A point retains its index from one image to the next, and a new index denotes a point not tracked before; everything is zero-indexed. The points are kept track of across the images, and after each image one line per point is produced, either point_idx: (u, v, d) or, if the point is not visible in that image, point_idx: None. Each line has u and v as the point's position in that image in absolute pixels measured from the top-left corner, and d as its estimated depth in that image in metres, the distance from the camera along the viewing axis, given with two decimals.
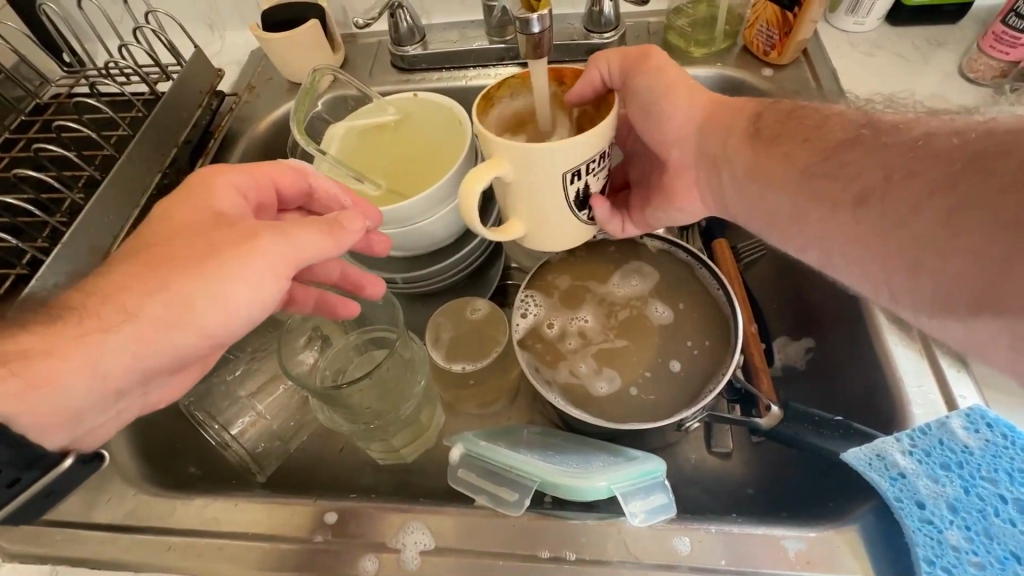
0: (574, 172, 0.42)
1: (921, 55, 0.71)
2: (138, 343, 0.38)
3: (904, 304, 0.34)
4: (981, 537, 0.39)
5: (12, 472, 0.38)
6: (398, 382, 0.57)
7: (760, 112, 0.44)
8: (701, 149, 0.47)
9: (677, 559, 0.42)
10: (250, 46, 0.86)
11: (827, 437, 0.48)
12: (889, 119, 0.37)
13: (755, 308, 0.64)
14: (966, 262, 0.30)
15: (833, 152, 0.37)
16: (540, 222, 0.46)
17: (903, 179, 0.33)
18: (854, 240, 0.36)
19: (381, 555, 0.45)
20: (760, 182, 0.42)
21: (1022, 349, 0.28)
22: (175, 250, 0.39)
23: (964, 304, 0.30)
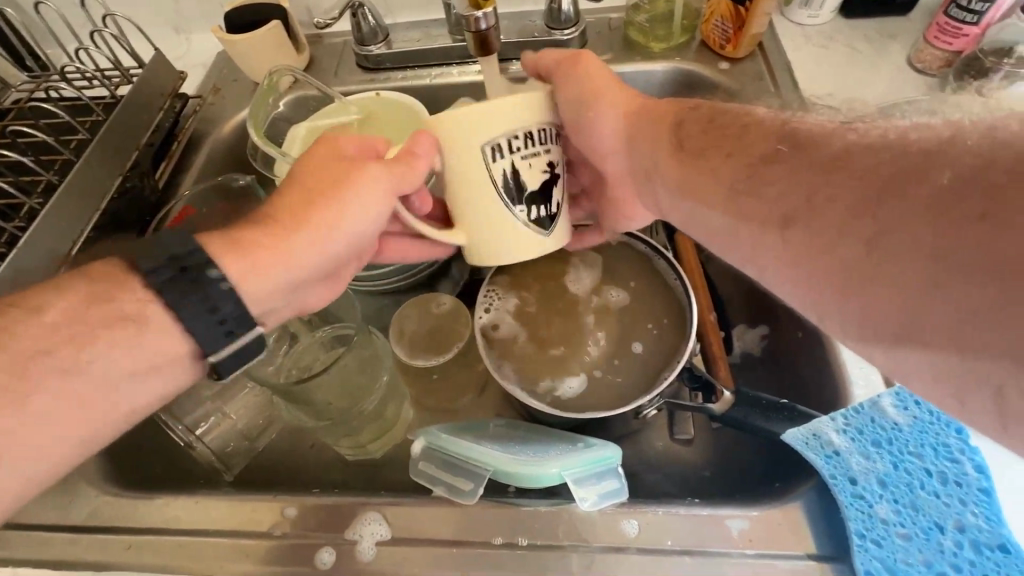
0: (495, 146, 0.42)
1: (873, 47, 0.73)
2: (302, 247, 0.44)
3: (838, 326, 0.34)
4: (907, 509, 0.40)
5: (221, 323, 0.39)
6: (361, 378, 0.59)
7: (680, 120, 0.45)
8: (633, 161, 0.50)
9: (625, 541, 0.44)
10: (215, 48, 0.86)
11: (771, 419, 0.49)
12: (806, 128, 0.37)
13: (714, 298, 0.65)
14: (892, 289, 0.30)
15: (752, 147, 0.39)
16: (477, 218, 0.45)
17: (824, 203, 0.33)
18: (788, 262, 0.36)
19: (338, 548, 0.46)
20: (691, 198, 0.43)
21: (941, 377, 0.29)
22: (309, 182, 0.46)
23: (893, 332, 0.30)
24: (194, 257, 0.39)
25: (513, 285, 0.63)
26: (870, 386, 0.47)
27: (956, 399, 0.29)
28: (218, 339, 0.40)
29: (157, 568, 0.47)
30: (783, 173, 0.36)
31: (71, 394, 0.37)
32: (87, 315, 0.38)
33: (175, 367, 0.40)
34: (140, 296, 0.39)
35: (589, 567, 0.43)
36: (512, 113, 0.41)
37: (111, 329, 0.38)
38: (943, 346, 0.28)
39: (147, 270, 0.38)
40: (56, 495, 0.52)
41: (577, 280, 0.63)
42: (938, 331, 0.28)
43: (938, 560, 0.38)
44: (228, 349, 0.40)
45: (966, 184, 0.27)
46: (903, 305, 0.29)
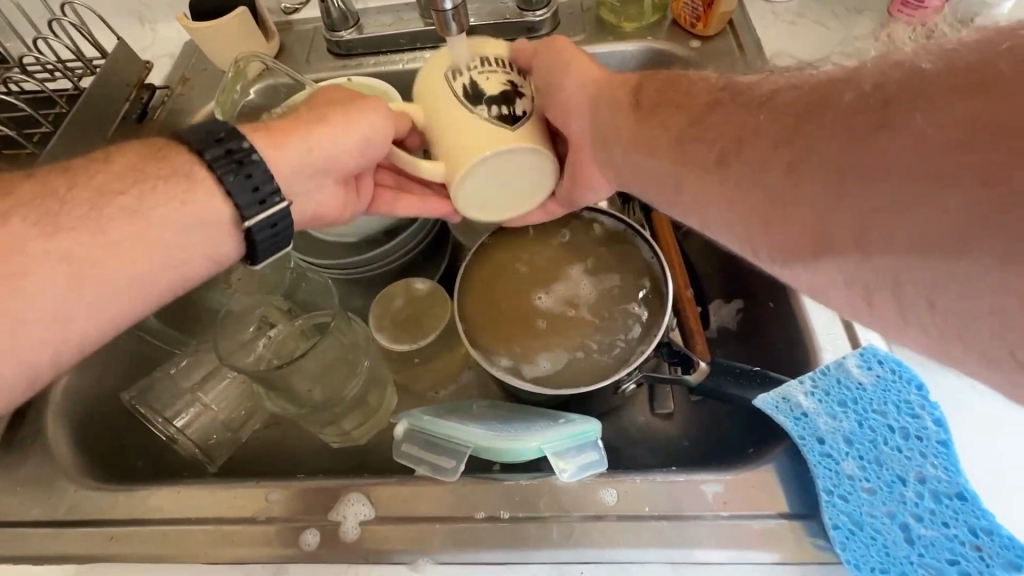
0: (453, 70, 0.45)
1: (841, 22, 0.74)
2: (303, 141, 0.47)
3: (765, 256, 0.35)
4: (872, 465, 0.42)
5: (258, 188, 0.44)
6: (341, 362, 0.59)
7: (641, 82, 0.46)
8: (596, 123, 0.48)
9: (604, 509, 0.45)
10: (181, 37, 0.84)
11: (744, 387, 0.51)
12: (743, 81, 0.39)
13: (692, 272, 0.67)
14: (809, 206, 0.30)
15: (693, 97, 0.41)
16: (448, 131, 0.45)
17: (750, 139, 0.34)
18: (719, 201, 0.37)
19: (322, 529, 0.46)
20: (642, 151, 0.43)
21: (853, 288, 0.30)
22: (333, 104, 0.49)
23: (812, 246, 0.31)
24: (235, 133, 0.44)
25: (489, 265, 0.64)
26: (838, 350, 0.48)
27: (864, 302, 0.30)
28: (254, 207, 0.44)
29: (141, 558, 0.47)
30: (723, 114, 0.37)
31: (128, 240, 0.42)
32: (150, 175, 0.43)
33: (215, 229, 0.44)
34: (190, 167, 0.44)
35: (570, 536, 0.44)
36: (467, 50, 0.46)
37: (168, 192, 0.43)
38: (849, 250, 0.29)
39: (194, 142, 0.44)
40: (34, 492, 0.51)
41: (557, 261, 0.64)
42: (847, 238, 0.29)
43: (901, 511, 0.40)
44: (260, 216, 0.44)
45: (864, 104, 0.28)
46: (817, 219, 0.30)
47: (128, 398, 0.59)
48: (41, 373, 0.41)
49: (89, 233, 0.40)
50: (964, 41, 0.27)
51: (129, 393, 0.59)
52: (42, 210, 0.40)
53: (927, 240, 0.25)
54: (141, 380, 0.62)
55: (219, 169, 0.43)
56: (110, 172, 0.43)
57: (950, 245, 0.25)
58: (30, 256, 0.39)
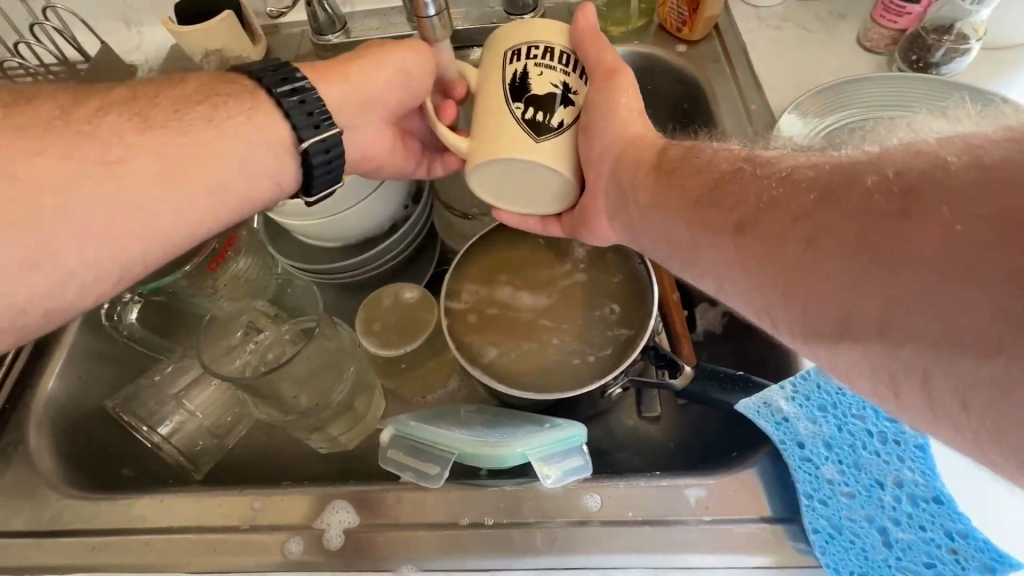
0: (515, 50, 0.45)
1: (825, 27, 0.74)
2: (343, 82, 0.48)
3: (784, 332, 0.34)
4: (851, 468, 0.43)
5: (314, 112, 0.44)
6: (325, 368, 0.59)
7: (667, 148, 0.46)
8: (614, 177, 0.47)
9: (589, 515, 0.45)
10: (166, 40, 0.83)
11: (727, 391, 0.51)
12: (764, 155, 0.39)
13: (679, 278, 0.67)
14: (828, 287, 0.30)
15: (714, 166, 0.41)
16: (487, 119, 0.46)
17: (769, 209, 0.34)
18: (733, 267, 0.36)
19: (306, 536, 0.46)
20: (658, 213, 0.43)
21: (877, 374, 0.29)
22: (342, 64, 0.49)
23: (833, 327, 0.30)
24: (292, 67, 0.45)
25: (475, 269, 0.64)
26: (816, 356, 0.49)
27: (888, 391, 0.29)
28: (309, 130, 0.44)
29: (123, 567, 0.47)
30: (742, 182, 0.37)
31: (204, 149, 0.40)
32: (221, 91, 0.43)
33: (277, 149, 0.43)
34: (252, 91, 0.44)
35: (554, 542, 0.44)
36: (536, 34, 0.46)
37: (239, 107, 0.42)
38: (872, 337, 0.28)
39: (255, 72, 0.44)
40: (17, 501, 0.51)
41: (544, 266, 0.64)
42: (872, 322, 0.28)
43: (879, 514, 0.40)
44: (315, 140, 0.44)
45: (887, 189, 0.29)
46: (837, 303, 0.29)
47: (112, 405, 0.59)
48: None
49: (174, 133, 0.39)
50: (994, 139, 0.27)
51: (114, 400, 0.59)
52: (134, 108, 0.40)
53: (954, 331, 0.25)
54: (125, 387, 0.62)
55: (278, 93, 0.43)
56: (189, 85, 0.43)
57: (984, 346, 0.24)
58: (118, 145, 0.37)
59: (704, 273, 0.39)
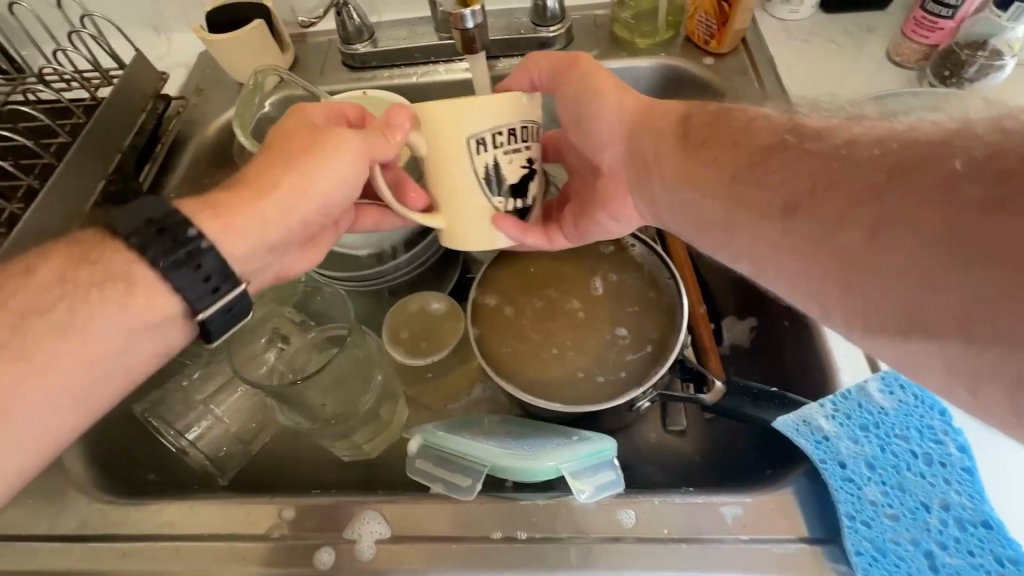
0: (478, 142, 0.42)
1: (853, 41, 0.74)
2: (256, 221, 0.44)
3: (839, 318, 0.35)
4: (895, 490, 0.42)
5: (207, 279, 0.40)
6: (353, 376, 0.59)
7: (689, 113, 0.46)
8: (631, 148, 0.48)
9: (622, 531, 0.44)
10: (195, 47, 0.84)
11: (762, 408, 0.51)
12: (813, 125, 0.38)
13: (705, 290, 0.66)
14: (899, 279, 0.30)
15: (753, 137, 0.40)
16: (463, 208, 0.46)
17: (828, 192, 0.33)
18: (782, 251, 0.36)
19: (338, 547, 0.46)
20: (690, 190, 0.43)
21: (949, 370, 0.29)
22: (292, 143, 0.46)
23: (900, 323, 0.31)
24: (173, 219, 0.40)
25: (503, 278, 0.64)
26: (855, 372, 0.49)
27: (962, 389, 0.30)
28: (206, 299, 0.41)
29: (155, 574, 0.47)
30: (786, 159, 0.36)
31: (72, 359, 0.38)
32: (79, 281, 0.39)
33: (166, 322, 0.41)
34: (130, 263, 0.40)
35: (588, 558, 0.43)
36: (492, 114, 0.42)
37: (106, 297, 0.39)
38: (951, 334, 0.28)
39: (127, 238, 0.39)
40: (46, 504, 0.51)
41: (572, 278, 0.64)
42: (948, 320, 0.28)
43: (924, 538, 0.40)
44: (213, 307, 0.41)
45: (978, 173, 0.28)
46: (907, 299, 0.30)
47: (140, 410, 0.59)
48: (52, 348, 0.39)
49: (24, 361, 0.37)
50: None
51: (142, 405, 0.59)
52: None
53: None
54: (153, 391, 0.62)
55: (163, 264, 0.39)
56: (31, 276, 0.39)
57: None
58: None
59: (744, 254, 0.40)
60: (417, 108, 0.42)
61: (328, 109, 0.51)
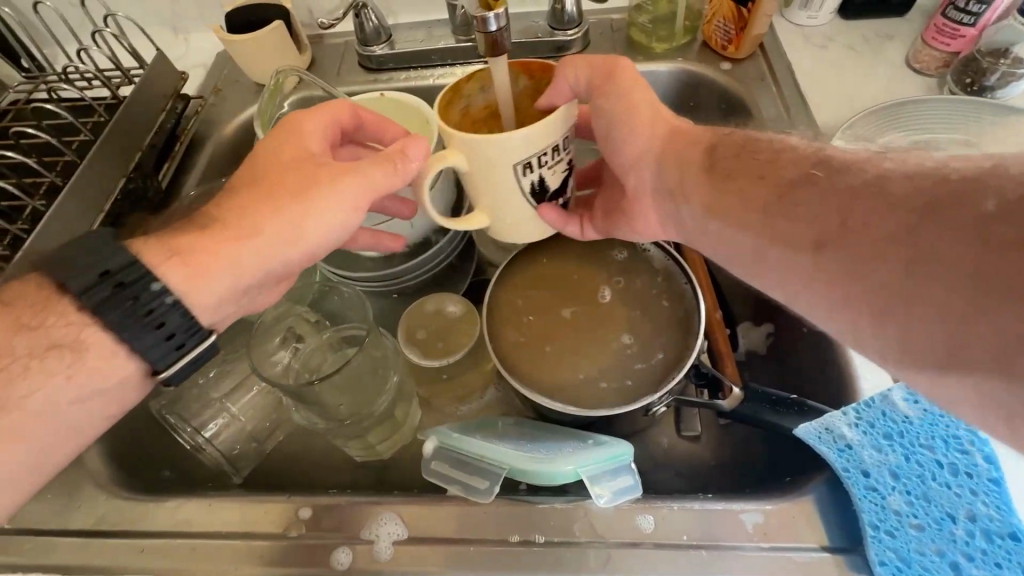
0: (526, 167, 0.45)
1: (872, 47, 0.74)
2: (230, 268, 0.42)
3: (874, 353, 0.34)
4: (920, 500, 0.42)
5: (172, 339, 0.41)
6: (370, 377, 0.58)
7: (715, 144, 0.45)
8: (658, 179, 0.48)
9: (641, 536, 0.44)
10: (213, 47, 0.85)
11: (781, 414, 0.51)
12: (841, 158, 0.38)
13: (721, 296, 0.66)
14: (937, 315, 0.30)
15: (780, 170, 0.39)
16: (509, 217, 0.49)
17: (858, 227, 0.33)
18: (813, 283, 0.36)
19: (355, 548, 0.46)
20: (717, 220, 0.43)
21: (990, 410, 0.29)
22: (283, 178, 0.44)
23: (936, 359, 0.30)
24: (132, 272, 0.39)
25: (519, 281, 0.64)
26: (877, 382, 0.48)
27: (1004, 427, 0.29)
28: (171, 357, 0.42)
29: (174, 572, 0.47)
30: (814, 193, 0.36)
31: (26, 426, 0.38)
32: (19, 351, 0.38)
33: (125, 380, 0.41)
34: (82, 327, 0.39)
35: (606, 563, 0.43)
36: (537, 142, 0.43)
37: (56, 366, 0.39)
38: (987, 370, 0.28)
39: (79, 296, 0.38)
40: (65, 499, 0.51)
41: (588, 281, 0.63)
42: (987, 358, 0.28)
43: (951, 549, 0.40)
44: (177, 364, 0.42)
45: (1006, 215, 0.28)
46: (943, 336, 0.30)
47: (157, 407, 0.59)
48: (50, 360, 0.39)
49: None
50: None
51: (159, 402, 0.59)
52: None
53: None
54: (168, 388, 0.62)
55: (123, 331, 0.39)
56: None
57: None
58: None
59: (774, 283, 0.40)
60: (459, 134, 0.43)
61: (324, 122, 0.49)
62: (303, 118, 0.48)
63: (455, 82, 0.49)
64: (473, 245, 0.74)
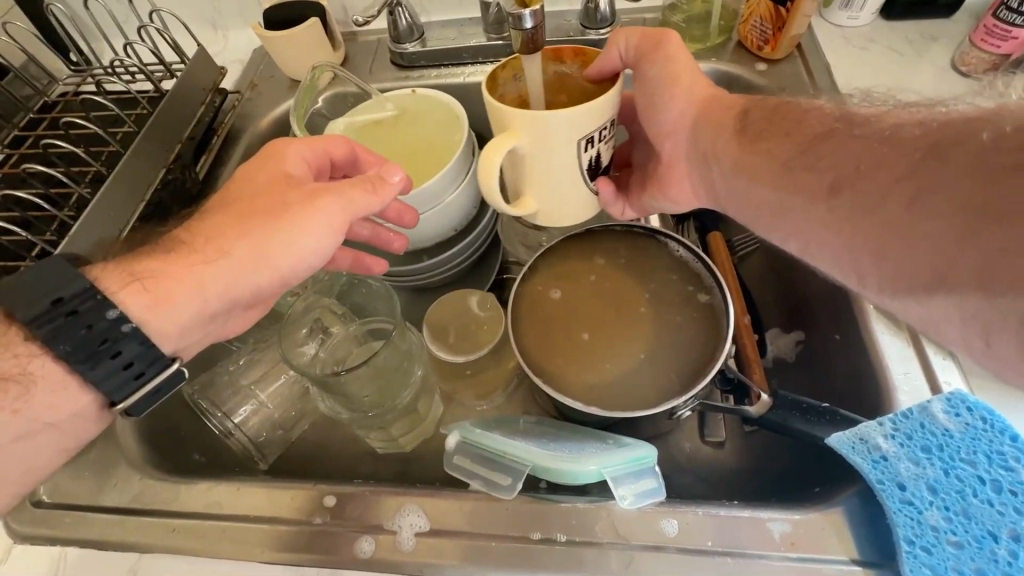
0: (586, 141, 0.46)
1: (915, 49, 0.72)
2: (194, 297, 0.43)
3: (873, 287, 0.36)
4: (959, 517, 0.41)
5: (133, 365, 0.41)
6: (395, 371, 0.59)
7: (748, 109, 0.47)
8: (693, 143, 0.50)
9: (664, 540, 0.44)
10: (250, 43, 0.87)
11: (811, 423, 0.49)
12: (863, 112, 0.40)
13: (749, 300, 0.65)
14: (925, 237, 0.32)
15: (806, 126, 0.41)
16: (554, 202, 0.50)
17: (870, 168, 0.35)
18: (825, 229, 0.38)
19: (378, 537, 0.46)
20: (743, 176, 0.45)
21: (967, 326, 0.30)
22: (261, 203, 0.45)
23: (927, 282, 0.32)
24: (86, 299, 0.39)
25: (542, 281, 0.63)
26: (914, 394, 0.46)
27: (979, 342, 0.30)
28: (129, 388, 0.42)
29: (201, 552, 0.48)
30: (836, 143, 0.38)
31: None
32: None
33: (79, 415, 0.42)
34: (30, 358, 0.40)
35: (629, 564, 0.43)
36: (601, 115, 0.44)
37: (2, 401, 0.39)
38: (969, 290, 0.30)
39: (29, 324, 0.38)
40: (101, 477, 0.53)
41: (614, 282, 0.63)
42: (970, 274, 0.29)
43: (990, 569, 0.38)
44: (134, 394, 0.42)
45: (1002, 145, 0.30)
46: (931, 259, 0.32)
47: (190, 392, 0.61)
48: (26, 387, 0.40)
49: None
50: None
51: (192, 387, 0.61)
52: None
53: None
54: (202, 373, 0.64)
55: (77, 361, 0.40)
56: None
57: None
58: None
59: (788, 235, 0.42)
60: (522, 113, 0.43)
61: (307, 151, 0.51)
62: (284, 148, 0.50)
63: (494, 69, 0.50)
64: (498, 241, 0.75)
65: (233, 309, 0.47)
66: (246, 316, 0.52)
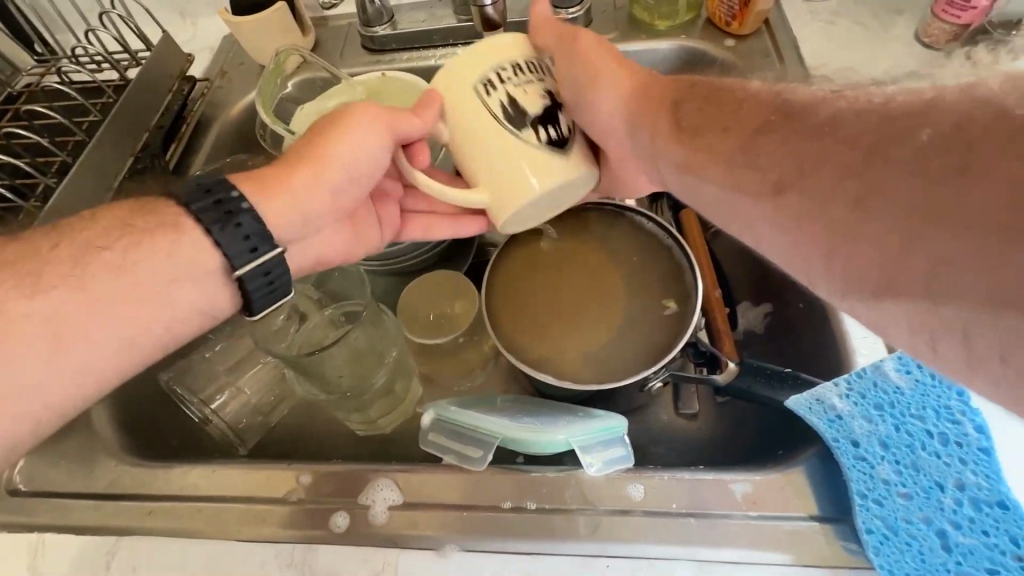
0: (485, 81, 0.43)
1: (881, 23, 0.73)
2: (287, 196, 0.47)
3: (824, 287, 0.36)
4: (909, 470, 0.42)
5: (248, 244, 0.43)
6: (371, 353, 0.59)
7: (679, 102, 0.47)
8: (635, 135, 0.49)
9: (631, 504, 0.45)
10: (219, 30, 0.86)
11: (775, 388, 0.51)
12: (799, 97, 0.40)
13: (720, 270, 0.66)
14: (878, 242, 0.32)
15: (745, 115, 0.41)
16: (490, 166, 0.44)
17: (814, 168, 0.35)
18: (773, 224, 0.38)
19: (352, 512, 0.47)
20: (692, 176, 0.44)
21: (919, 330, 0.31)
22: (322, 127, 0.49)
23: (874, 284, 0.33)
24: (224, 186, 0.44)
25: (515, 263, 0.64)
26: (871, 355, 0.49)
27: (927, 345, 0.31)
28: (246, 260, 0.43)
29: (180, 532, 0.48)
30: (780, 135, 0.38)
31: None
32: None
33: None
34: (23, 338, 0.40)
35: (595, 529, 0.44)
36: (489, 55, 0.44)
37: None
38: (916, 294, 0.30)
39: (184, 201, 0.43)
40: (78, 465, 0.53)
41: (586, 261, 0.64)
42: (915, 280, 0.30)
43: (937, 517, 0.40)
44: (251, 265, 0.43)
45: (944, 148, 0.30)
46: (881, 263, 0.32)
47: (166, 378, 0.62)
48: None
49: None
50: None
51: (168, 373, 0.62)
52: None
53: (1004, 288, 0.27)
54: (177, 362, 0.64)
55: (210, 223, 0.42)
56: None
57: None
58: None
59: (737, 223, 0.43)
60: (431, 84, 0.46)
61: None
62: None
63: None
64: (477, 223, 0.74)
65: (314, 219, 0.50)
66: (337, 232, 0.53)
